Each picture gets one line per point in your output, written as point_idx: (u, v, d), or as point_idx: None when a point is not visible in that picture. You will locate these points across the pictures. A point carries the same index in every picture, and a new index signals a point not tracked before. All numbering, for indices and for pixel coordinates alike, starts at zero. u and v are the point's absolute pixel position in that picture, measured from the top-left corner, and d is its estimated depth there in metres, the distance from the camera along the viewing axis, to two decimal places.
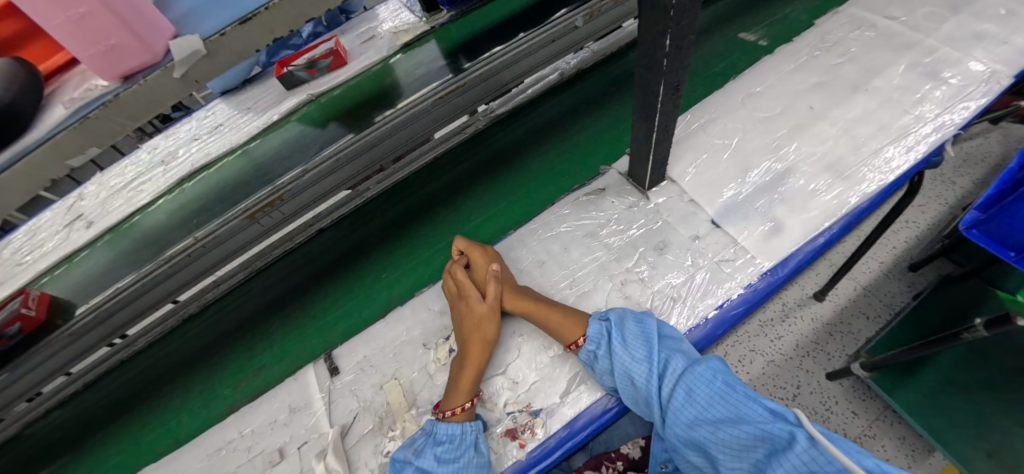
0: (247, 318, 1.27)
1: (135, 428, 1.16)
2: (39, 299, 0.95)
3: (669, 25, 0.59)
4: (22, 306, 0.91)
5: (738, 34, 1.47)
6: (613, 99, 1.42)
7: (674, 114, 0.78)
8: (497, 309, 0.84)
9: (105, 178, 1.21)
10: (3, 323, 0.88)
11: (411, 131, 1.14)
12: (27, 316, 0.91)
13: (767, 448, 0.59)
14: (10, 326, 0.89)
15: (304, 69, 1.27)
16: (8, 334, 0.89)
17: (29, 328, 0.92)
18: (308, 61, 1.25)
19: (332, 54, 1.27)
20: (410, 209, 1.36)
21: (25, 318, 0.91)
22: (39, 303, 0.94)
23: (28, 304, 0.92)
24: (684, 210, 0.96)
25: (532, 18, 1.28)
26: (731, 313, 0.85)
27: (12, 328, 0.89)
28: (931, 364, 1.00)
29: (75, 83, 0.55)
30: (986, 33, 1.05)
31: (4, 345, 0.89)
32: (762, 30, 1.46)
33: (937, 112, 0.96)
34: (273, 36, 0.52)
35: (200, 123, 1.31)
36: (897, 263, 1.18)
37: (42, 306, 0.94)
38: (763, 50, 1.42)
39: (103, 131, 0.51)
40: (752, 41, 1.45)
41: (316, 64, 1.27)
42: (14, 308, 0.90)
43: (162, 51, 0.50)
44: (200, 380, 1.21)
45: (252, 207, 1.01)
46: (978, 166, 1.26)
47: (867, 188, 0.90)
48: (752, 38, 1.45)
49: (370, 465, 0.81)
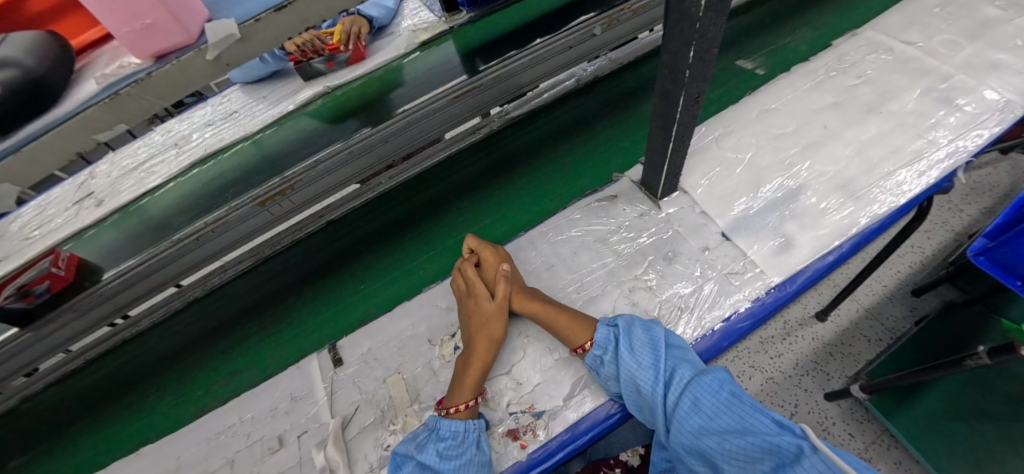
0: (249, 306, 1.26)
1: (129, 411, 1.15)
2: (68, 260, 0.93)
3: (694, 37, 0.59)
4: (53, 264, 0.90)
5: (734, 61, 1.48)
6: (628, 107, 1.43)
7: (692, 126, 0.78)
8: (505, 309, 0.84)
9: (118, 158, 1.22)
10: (31, 281, 0.87)
11: (423, 127, 1.13)
12: (56, 276, 0.90)
13: (775, 461, 0.59)
14: (38, 284, 0.88)
15: (323, 61, 1.27)
16: (37, 292, 0.88)
17: (58, 288, 0.91)
18: (328, 54, 1.25)
19: (350, 47, 1.28)
20: (419, 206, 1.36)
21: (54, 278, 0.90)
22: (68, 263, 0.92)
23: (59, 264, 0.90)
24: (695, 221, 0.97)
25: (551, 24, 1.29)
26: (737, 326, 0.85)
27: (42, 286, 0.88)
28: (933, 389, 1.00)
29: (106, 60, 0.57)
30: (1002, 63, 1.05)
31: (29, 303, 0.88)
32: (758, 59, 1.47)
33: (950, 138, 0.97)
34: (305, 25, 0.53)
35: (215, 109, 1.32)
36: (900, 287, 1.18)
37: (71, 266, 0.93)
38: (760, 79, 1.42)
39: (132, 109, 0.51)
40: (747, 70, 1.45)
41: (335, 57, 1.27)
42: (44, 266, 0.88)
43: (196, 34, 0.51)
44: (198, 365, 1.19)
45: (262, 195, 1.02)
46: (986, 195, 1.26)
47: (877, 209, 0.91)
48: (749, 66, 1.45)
49: (370, 459, 0.81)
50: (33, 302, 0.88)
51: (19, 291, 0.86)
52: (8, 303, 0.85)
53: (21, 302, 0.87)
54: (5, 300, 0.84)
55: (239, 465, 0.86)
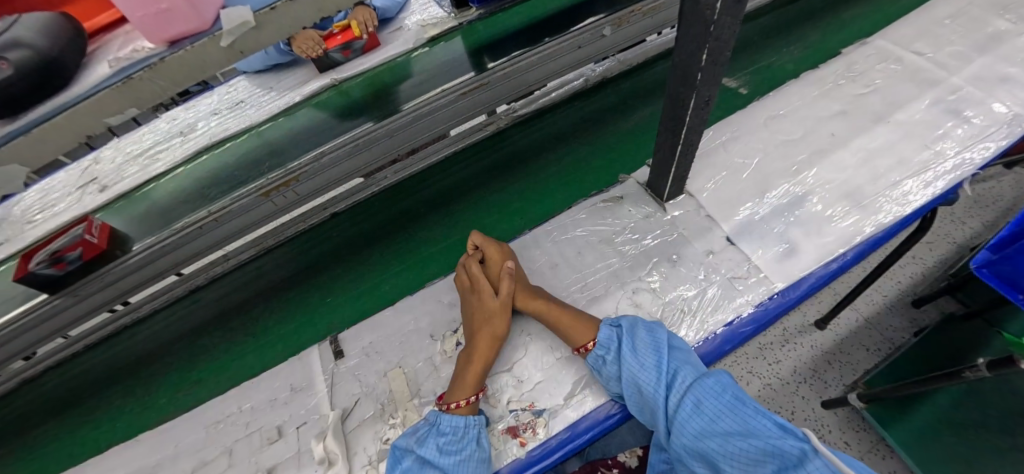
0: (249, 297, 1.24)
1: (123, 398, 1.13)
2: (101, 229, 0.96)
3: (708, 40, 0.59)
4: (86, 232, 0.92)
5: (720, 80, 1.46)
6: (635, 109, 1.43)
7: (701, 129, 0.78)
8: (509, 306, 0.85)
9: (123, 144, 1.22)
10: (66, 247, 0.89)
11: (430, 122, 1.12)
12: (89, 243, 0.92)
13: (777, 464, 0.60)
14: (72, 251, 0.90)
15: (339, 50, 1.25)
16: (68, 259, 0.89)
17: (90, 256, 0.92)
18: (343, 43, 1.24)
19: (366, 34, 1.27)
20: (424, 202, 1.34)
21: (87, 245, 0.92)
22: (101, 231, 0.95)
23: (92, 232, 0.93)
24: (700, 225, 0.97)
25: (561, 23, 1.29)
26: (739, 331, 0.85)
27: (75, 253, 0.90)
28: (932, 399, 1.00)
29: (118, 45, 0.59)
30: (1011, 76, 1.06)
31: (61, 270, 0.89)
32: (744, 77, 1.46)
33: (958, 150, 0.97)
34: (320, 15, 0.53)
35: (221, 99, 1.31)
36: (901, 298, 1.18)
37: (103, 235, 0.95)
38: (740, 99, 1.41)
39: (143, 93, 0.50)
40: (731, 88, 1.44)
41: (351, 46, 1.26)
42: (78, 234, 0.91)
43: (211, 20, 0.51)
44: (194, 356, 1.17)
45: (266, 185, 1.02)
46: (989, 208, 1.26)
47: (882, 218, 0.91)
48: (749, 77, 1.46)
49: (369, 452, 0.81)
50: (65, 269, 0.89)
51: (51, 257, 0.88)
52: (39, 268, 0.87)
53: (53, 268, 0.88)
54: (38, 266, 0.87)
55: (238, 455, 0.86)
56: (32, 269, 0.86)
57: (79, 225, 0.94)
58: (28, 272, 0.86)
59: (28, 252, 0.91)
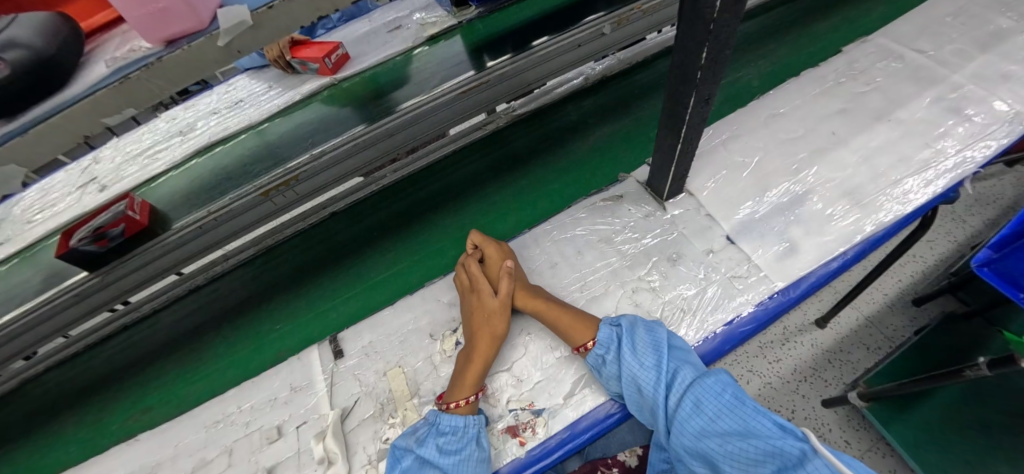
0: (250, 296, 1.25)
1: (126, 397, 1.14)
2: (141, 206, 0.96)
3: (708, 38, 0.59)
4: (128, 209, 0.92)
5: None
6: (636, 107, 1.42)
7: (701, 128, 0.78)
8: (508, 306, 0.85)
9: (122, 143, 1.22)
10: (108, 223, 0.89)
11: (429, 123, 1.12)
12: (131, 219, 0.92)
13: (777, 464, 0.60)
14: (114, 227, 0.90)
15: (297, 64, 1.26)
16: (111, 236, 0.90)
17: (131, 231, 0.93)
18: (300, 60, 1.24)
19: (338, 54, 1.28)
20: (423, 201, 1.35)
21: (129, 221, 0.92)
22: (141, 209, 0.95)
23: (134, 209, 0.93)
24: (700, 224, 0.97)
25: (560, 22, 1.29)
26: (739, 330, 0.85)
27: (116, 229, 0.90)
28: (933, 398, 1.00)
29: (116, 44, 0.59)
30: (1012, 74, 1.05)
31: (103, 246, 0.90)
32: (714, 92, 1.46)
33: (958, 148, 0.96)
34: (318, 13, 0.52)
35: (220, 98, 1.30)
36: (901, 296, 1.18)
37: (144, 211, 0.95)
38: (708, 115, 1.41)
39: (140, 93, 0.50)
40: None
41: (308, 64, 1.25)
42: (120, 210, 0.91)
43: (208, 19, 0.51)
44: (196, 356, 1.18)
45: (265, 185, 1.01)
46: (990, 206, 1.26)
47: (883, 217, 0.90)
48: (747, 78, 1.46)
49: (369, 451, 0.81)
50: (107, 246, 0.91)
51: (94, 233, 0.89)
52: (81, 244, 0.88)
53: (95, 244, 0.90)
54: (80, 242, 0.88)
55: (237, 454, 0.86)
56: (75, 245, 0.87)
57: (121, 200, 0.94)
58: (71, 247, 0.87)
59: (73, 226, 0.92)
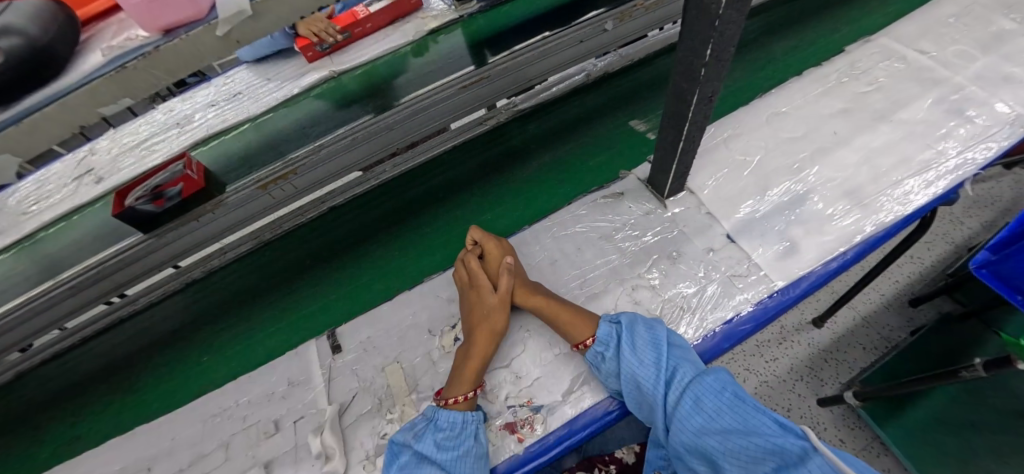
0: (246, 290, 1.25)
1: (121, 393, 1.14)
2: (198, 167, 1.01)
3: (712, 35, 0.58)
4: (187, 168, 0.97)
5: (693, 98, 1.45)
6: (637, 103, 1.42)
7: (703, 126, 0.77)
8: (508, 302, 0.84)
9: (119, 135, 1.20)
10: (168, 183, 0.94)
11: (428, 118, 1.10)
12: (190, 179, 0.97)
13: (777, 462, 0.60)
14: (172, 187, 0.94)
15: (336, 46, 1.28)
16: (168, 195, 0.94)
17: (188, 192, 0.97)
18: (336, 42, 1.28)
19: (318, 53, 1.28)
20: (423, 196, 1.34)
21: (187, 181, 0.97)
22: (199, 169, 1.00)
23: (192, 169, 0.98)
24: (701, 222, 0.97)
25: (563, 17, 1.27)
26: (738, 329, 0.85)
27: (175, 189, 0.94)
28: (929, 398, 1.00)
29: (113, 32, 0.58)
30: (1014, 76, 1.05)
31: (160, 205, 0.94)
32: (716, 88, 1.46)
33: (960, 149, 0.96)
34: (318, 3, 0.51)
35: (218, 90, 1.29)
36: (897, 297, 1.18)
37: (201, 173, 1.00)
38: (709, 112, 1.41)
39: (137, 82, 0.49)
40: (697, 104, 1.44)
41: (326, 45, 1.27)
42: (179, 171, 0.96)
43: (206, 7, 0.49)
44: (191, 352, 1.17)
45: (265, 178, 1.00)
46: (988, 208, 1.26)
47: (883, 217, 0.90)
48: (747, 77, 1.47)
49: (366, 446, 0.81)
50: (164, 205, 0.94)
51: (153, 192, 0.93)
52: (140, 203, 0.92)
53: (152, 204, 0.93)
54: (138, 201, 0.91)
55: (235, 448, 0.86)
56: (133, 204, 0.91)
57: (178, 160, 0.99)
58: (128, 207, 0.91)
59: (128, 187, 0.96)
